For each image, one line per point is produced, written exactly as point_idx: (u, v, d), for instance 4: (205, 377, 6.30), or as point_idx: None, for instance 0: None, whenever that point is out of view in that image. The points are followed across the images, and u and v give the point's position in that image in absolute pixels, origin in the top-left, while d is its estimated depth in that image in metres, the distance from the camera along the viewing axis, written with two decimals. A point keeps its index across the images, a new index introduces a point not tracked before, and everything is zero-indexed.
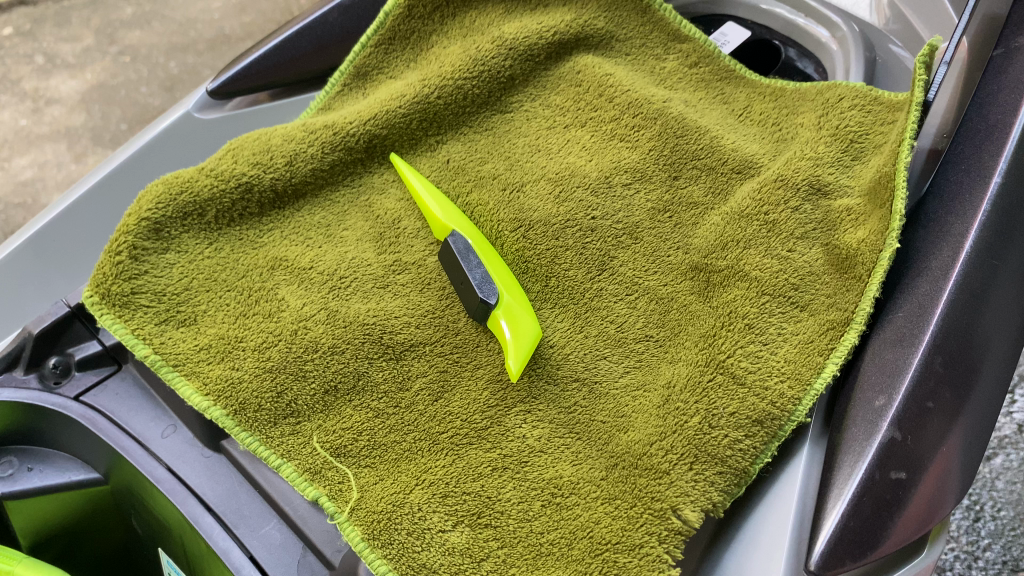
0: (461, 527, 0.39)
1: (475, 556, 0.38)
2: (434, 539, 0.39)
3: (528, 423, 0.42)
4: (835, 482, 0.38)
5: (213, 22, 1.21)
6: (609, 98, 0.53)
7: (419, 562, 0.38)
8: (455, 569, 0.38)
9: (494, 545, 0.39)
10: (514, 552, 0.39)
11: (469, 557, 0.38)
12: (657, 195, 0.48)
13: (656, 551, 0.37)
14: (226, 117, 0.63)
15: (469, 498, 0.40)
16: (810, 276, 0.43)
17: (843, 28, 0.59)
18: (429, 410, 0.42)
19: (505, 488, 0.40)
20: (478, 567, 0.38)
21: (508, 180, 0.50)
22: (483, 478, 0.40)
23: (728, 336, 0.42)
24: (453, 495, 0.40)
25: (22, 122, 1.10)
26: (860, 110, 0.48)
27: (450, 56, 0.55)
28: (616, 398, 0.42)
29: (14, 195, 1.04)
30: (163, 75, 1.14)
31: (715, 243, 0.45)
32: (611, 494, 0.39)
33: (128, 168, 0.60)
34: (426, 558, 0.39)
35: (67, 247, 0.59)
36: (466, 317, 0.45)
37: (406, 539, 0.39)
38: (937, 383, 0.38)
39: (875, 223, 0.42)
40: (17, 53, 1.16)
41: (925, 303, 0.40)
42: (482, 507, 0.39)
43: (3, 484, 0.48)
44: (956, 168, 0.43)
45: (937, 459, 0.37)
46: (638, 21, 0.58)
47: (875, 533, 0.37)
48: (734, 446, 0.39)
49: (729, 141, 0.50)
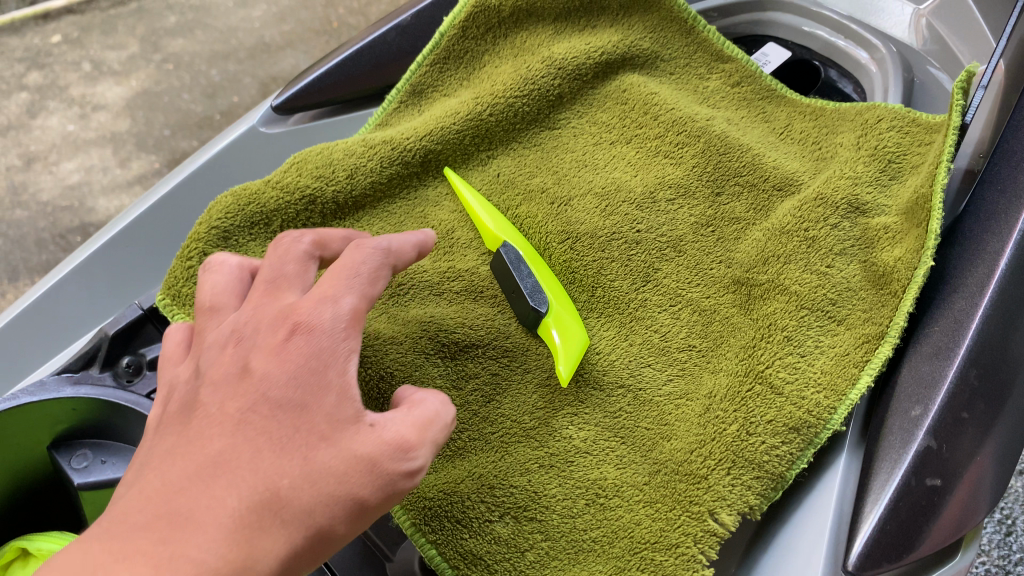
0: (507, 518, 0.42)
1: (519, 546, 0.42)
2: (482, 528, 0.42)
3: (575, 425, 0.44)
4: (872, 487, 0.40)
5: (255, 30, 1.22)
6: (654, 115, 0.55)
7: (466, 548, 0.42)
8: (501, 557, 0.41)
9: (539, 537, 0.42)
10: (557, 546, 0.42)
11: (513, 547, 0.42)
12: (700, 210, 0.50)
13: (691, 551, 0.40)
14: (289, 131, 0.66)
15: (516, 491, 0.42)
16: (847, 291, 0.45)
17: (882, 51, 0.60)
18: (481, 411, 0.45)
19: (551, 484, 0.43)
20: (523, 557, 0.41)
21: (556, 195, 0.52)
22: (530, 473, 0.43)
23: (767, 347, 0.44)
24: (500, 487, 0.43)
25: (69, 126, 1.13)
26: (898, 132, 0.50)
27: (501, 75, 0.58)
28: (659, 405, 0.44)
29: (62, 199, 1.09)
30: (205, 83, 1.17)
31: (756, 257, 0.47)
32: (652, 498, 0.42)
33: (197, 178, 0.63)
34: (473, 545, 0.42)
35: (138, 253, 0.62)
36: (517, 324, 0.47)
37: (455, 527, 0.42)
38: (971, 395, 0.40)
39: (912, 241, 0.43)
40: (65, 60, 1.17)
41: (961, 319, 0.42)
42: (529, 501, 0.42)
43: (79, 476, 0.52)
44: (991, 187, 0.45)
45: (971, 468, 0.39)
46: (682, 42, 0.60)
47: (911, 538, 0.39)
48: (770, 452, 0.41)
49: (770, 159, 0.52)
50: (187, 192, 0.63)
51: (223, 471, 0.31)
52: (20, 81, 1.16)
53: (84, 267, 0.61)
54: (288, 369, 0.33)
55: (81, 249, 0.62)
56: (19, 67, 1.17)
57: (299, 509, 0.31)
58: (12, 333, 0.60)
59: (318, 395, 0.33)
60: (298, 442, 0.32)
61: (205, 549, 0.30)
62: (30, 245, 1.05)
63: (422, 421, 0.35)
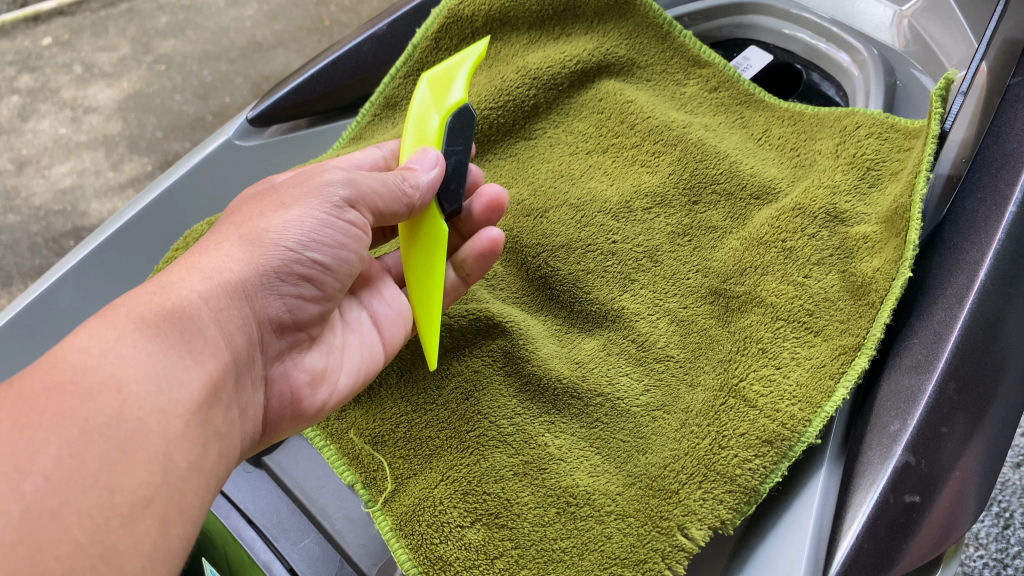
0: (479, 524, 0.42)
1: (489, 553, 0.41)
2: (453, 533, 0.41)
3: (551, 433, 0.44)
4: (851, 503, 0.39)
5: (246, 30, 1.16)
6: (630, 124, 0.55)
7: (437, 553, 0.41)
8: (470, 563, 0.41)
9: (509, 545, 0.41)
10: (527, 554, 0.41)
11: (484, 554, 0.41)
12: (677, 219, 0.49)
13: (659, 566, 0.40)
14: (265, 143, 0.66)
15: (489, 498, 0.42)
16: (825, 301, 0.44)
17: (864, 53, 0.60)
18: (459, 409, 0.45)
19: (524, 492, 0.42)
20: (491, 565, 0.41)
21: (531, 207, 0.51)
22: (504, 480, 0.42)
23: (743, 360, 0.43)
24: (473, 493, 0.42)
25: (61, 130, 1.04)
26: (877, 138, 0.49)
27: (477, 86, 0.58)
28: (637, 417, 0.44)
29: (54, 202, 0.99)
30: (196, 84, 1.10)
31: (733, 268, 0.46)
32: (626, 511, 0.41)
33: (175, 191, 0.63)
34: (444, 550, 0.41)
35: (131, 253, 0.62)
36: (500, 347, 0.46)
37: (426, 531, 0.41)
38: (951, 409, 0.39)
39: (890, 252, 0.43)
40: (56, 62, 1.09)
41: (941, 330, 0.41)
42: (500, 508, 0.42)
43: None
44: (973, 196, 0.44)
45: (950, 482, 0.39)
46: (659, 47, 0.60)
47: (890, 555, 0.38)
48: (743, 465, 0.40)
49: (748, 166, 0.51)
50: (184, 187, 0.63)
51: (180, 274, 0.37)
52: (11, 84, 1.07)
53: (78, 270, 0.60)
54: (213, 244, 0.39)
55: (76, 250, 0.61)
56: (9, 71, 1.08)
57: (231, 260, 0.38)
58: (12, 339, 0.58)
59: (255, 205, 0.41)
60: (231, 230, 0.40)
61: (164, 295, 0.35)
62: (24, 249, 0.95)
63: (323, 180, 0.41)
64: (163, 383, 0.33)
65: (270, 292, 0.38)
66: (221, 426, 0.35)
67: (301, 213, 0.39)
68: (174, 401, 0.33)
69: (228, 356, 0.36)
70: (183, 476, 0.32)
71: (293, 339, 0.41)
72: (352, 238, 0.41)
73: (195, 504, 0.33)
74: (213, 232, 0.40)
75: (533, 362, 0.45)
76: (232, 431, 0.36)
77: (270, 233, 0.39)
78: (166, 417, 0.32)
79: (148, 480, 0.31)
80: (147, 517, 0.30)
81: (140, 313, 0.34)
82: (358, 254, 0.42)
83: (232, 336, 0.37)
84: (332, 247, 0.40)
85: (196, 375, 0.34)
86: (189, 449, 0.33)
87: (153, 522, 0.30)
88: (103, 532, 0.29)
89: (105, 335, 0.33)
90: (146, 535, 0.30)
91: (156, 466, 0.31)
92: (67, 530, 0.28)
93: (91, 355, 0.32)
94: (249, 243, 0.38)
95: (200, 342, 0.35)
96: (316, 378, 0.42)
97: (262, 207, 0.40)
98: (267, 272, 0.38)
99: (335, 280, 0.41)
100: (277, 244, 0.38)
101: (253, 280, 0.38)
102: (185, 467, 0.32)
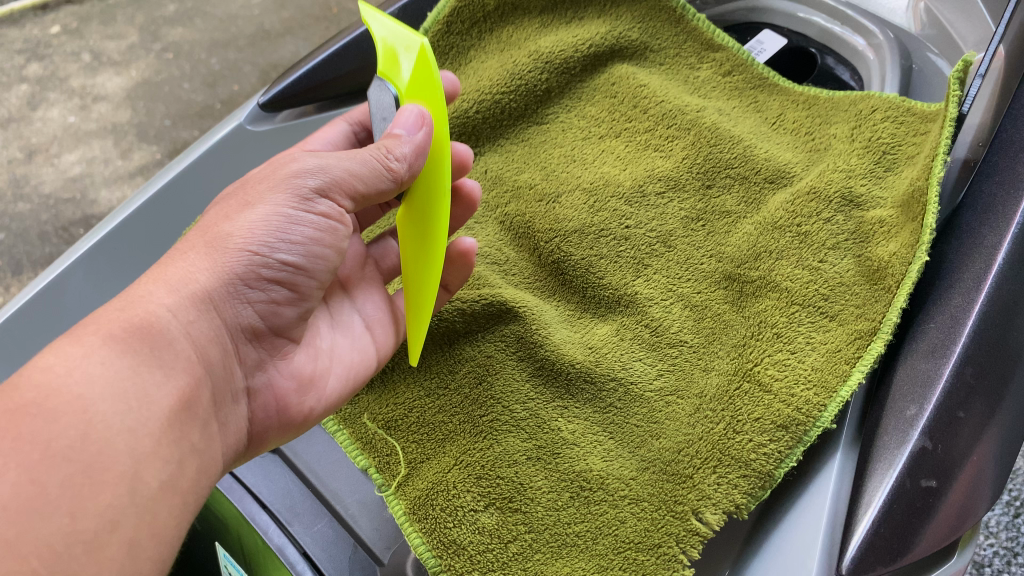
0: (492, 508, 0.42)
1: (503, 537, 0.41)
2: (466, 517, 0.41)
3: (564, 418, 0.44)
4: (866, 489, 0.39)
5: (254, 18, 1.15)
6: (643, 109, 0.54)
7: (450, 537, 0.41)
8: (484, 547, 0.41)
9: (522, 529, 0.41)
10: (540, 538, 0.41)
11: (498, 538, 0.41)
12: (690, 204, 0.49)
13: (672, 551, 0.40)
14: (276, 128, 0.66)
15: (502, 481, 0.42)
16: (840, 286, 0.44)
17: (879, 37, 0.60)
18: (472, 393, 0.45)
19: (537, 477, 0.42)
20: (505, 549, 0.41)
21: (543, 191, 0.51)
22: (518, 465, 0.42)
23: (757, 345, 0.43)
24: (487, 477, 0.42)
25: (70, 118, 1.04)
26: (892, 122, 0.49)
27: (488, 70, 0.57)
28: (650, 401, 0.43)
29: (63, 190, 0.99)
30: (205, 71, 1.09)
31: (747, 252, 0.46)
32: (639, 496, 0.41)
33: (187, 177, 0.63)
34: (457, 534, 0.41)
35: (142, 239, 0.62)
36: (512, 331, 0.46)
37: (440, 514, 0.41)
38: (968, 394, 0.39)
39: (907, 235, 0.43)
40: (64, 50, 1.09)
41: (958, 315, 0.40)
42: (513, 492, 0.42)
43: None
44: (989, 179, 0.43)
45: (967, 467, 0.38)
46: (672, 31, 0.59)
47: (905, 540, 0.38)
48: (758, 450, 0.40)
49: (762, 150, 0.51)
50: (196, 174, 0.63)
51: (141, 288, 0.37)
52: (21, 73, 1.07)
53: (89, 257, 0.60)
54: (181, 253, 0.39)
55: (86, 237, 0.60)
56: (18, 59, 1.08)
57: (198, 269, 0.37)
58: (22, 328, 0.58)
59: (222, 208, 0.40)
60: (199, 237, 0.39)
61: (132, 311, 0.35)
62: (32, 237, 0.95)
63: (293, 171, 0.40)
64: (132, 402, 0.32)
65: (239, 298, 0.38)
66: (197, 443, 0.34)
67: (267, 210, 0.38)
68: (145, 419, 0.32)
69: (201, 370, 0.36)
70: (153, 497, 0.31)
71: (271, 347, 0.41)
72: (322, 230, 0.39)
73: (167, 524, 0.32)
74: (184, 241, 0.40)
75: (546, 347, 0.45)
76: (210, 448, 0.35)
77: (236, 236, 0.38)
78: (135, 436, 0.31)
79: (113, 503, 0.30)
80: (112, 544, 0.30)
81: (108, 331, 0.34)
82: (335, 247, 0.41)
83: (205, 349, 0.36)
84: (300, 243, 0.39)
85: (167, 392, 0.33)
86: (160, 468, 0.32)
87: (119, 547, 0.30)
88: (63, 561, 0.28)
89: (72, 353, 0.32)
90: (109, 561, 0.29)
91: (124, 488, 0.30)
92: (24, 560, 0.27)
93: (55, 375, 0.31)
94: (214, 250, 0.38)
95: (171, 358, 0.34)
96: (303, 385, 0.42)
97: (231, 209, 0.39)
98: (233, 278, 0.38)
99: (310, 280, 0.40)
100: (240, 249, 0.38)
101: (221, 288, 0.37)
102: (156, 487, 0.31)
